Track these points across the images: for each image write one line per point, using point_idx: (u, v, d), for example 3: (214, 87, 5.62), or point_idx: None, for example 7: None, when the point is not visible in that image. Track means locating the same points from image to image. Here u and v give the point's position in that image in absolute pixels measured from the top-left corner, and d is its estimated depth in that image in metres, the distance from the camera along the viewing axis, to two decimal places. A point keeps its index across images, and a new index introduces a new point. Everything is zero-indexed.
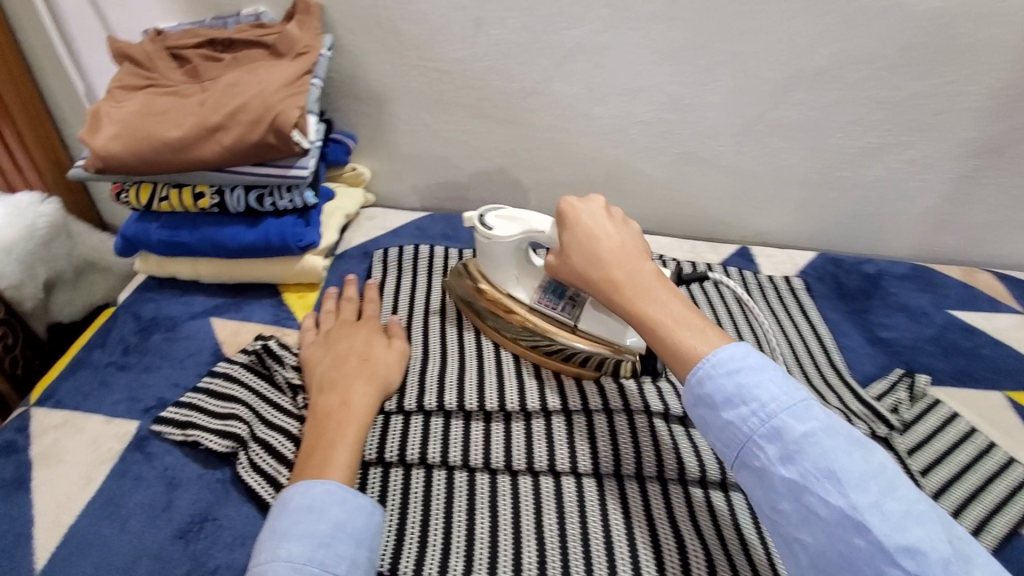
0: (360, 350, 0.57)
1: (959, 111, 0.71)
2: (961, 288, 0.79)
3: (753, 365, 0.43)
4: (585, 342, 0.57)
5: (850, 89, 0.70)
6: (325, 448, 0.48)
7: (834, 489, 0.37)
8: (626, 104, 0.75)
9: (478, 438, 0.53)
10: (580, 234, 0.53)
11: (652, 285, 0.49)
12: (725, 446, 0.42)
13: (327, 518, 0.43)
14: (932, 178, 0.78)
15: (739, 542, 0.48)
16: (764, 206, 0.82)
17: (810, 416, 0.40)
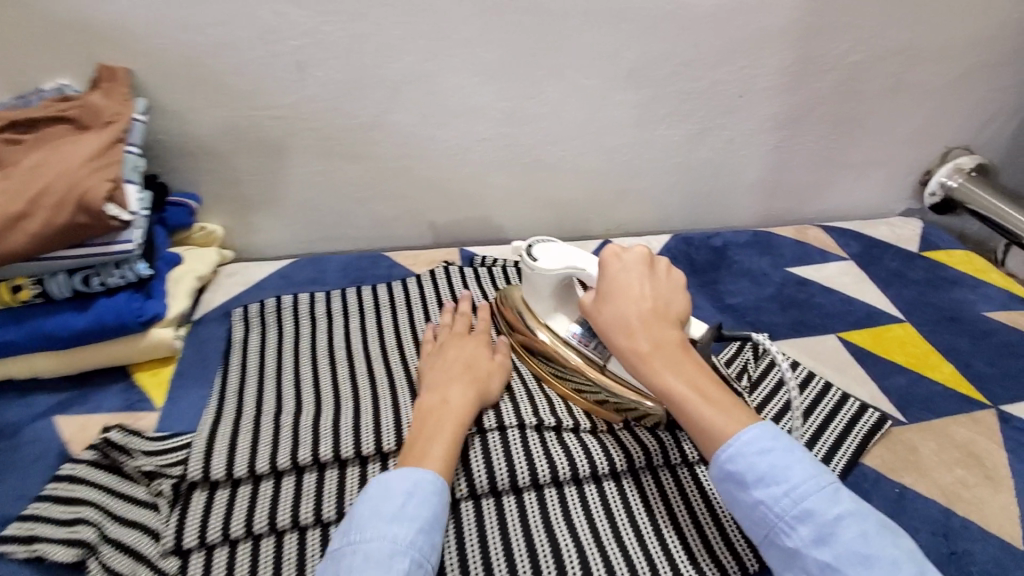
0: (474, 360, 0.61)
1: (757, 92, 0.82)
2: (793, 245, 0.88)
3: (776, 448, 0.48)
4: (616, 385, 0.59)
5: (659, 84, 0.79)
6: (423, 442, 0.52)
7: (860, 567, 0.42)
8: (465, 124, 0.77)
9: (353, 485, 0.53)
10: (619, 298, 0.56)
11: (676, 356, 0.53)
12: (756, 525, 0.47)
13: (414, 502, 0.47)
14: (747, 153, 0.89)
15: (602, 531, 0.53)
16: (616, 199, 0.90)
17: (837, 501, 0.45)
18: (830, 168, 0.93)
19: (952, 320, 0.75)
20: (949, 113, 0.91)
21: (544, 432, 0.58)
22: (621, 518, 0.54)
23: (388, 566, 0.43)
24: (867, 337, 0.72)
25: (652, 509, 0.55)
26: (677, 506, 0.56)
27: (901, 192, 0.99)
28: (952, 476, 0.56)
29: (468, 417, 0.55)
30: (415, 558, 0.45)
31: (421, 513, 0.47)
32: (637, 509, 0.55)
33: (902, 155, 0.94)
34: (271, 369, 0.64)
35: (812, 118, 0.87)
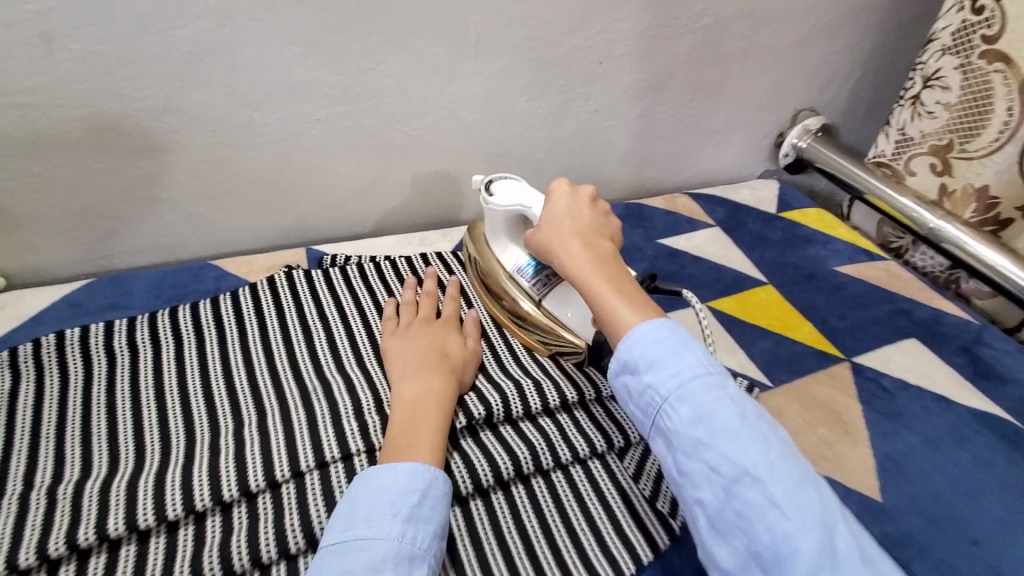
0: (445, 340, 0.58)
1: (616, 58, 0.79)
2: (663, 216, 0.87)
3: (673, 339, 0.46)
4: (548, 322, 0.61)
5: (512, 52, 0.72)
6: (409, 434, 0.47)
7: (732, 447, 0.40)
8: (290, 104, 0.66)
9: (160, 560, 0.42)
10: (554, 218, 0.58)
11: (602, 264, 0.53)
12: (642, 411, 0.45)
13: (423, 497, 0.44)
14: (612, 124, 0.86)
15: (468, 562, 0.45)
16: (484, 179, 0.83)
17: (720, 389, 0.43)
18: (692, 134, 0.93)
19: (808, 278, 0.77)
20: (794, 75, 0.94)
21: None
22: (490, 541, 0.47)
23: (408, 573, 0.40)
24: (734, 303, 0.72)
25: (523, 524, 0.48)
26: (551, 517, 0.49)
27: (759, 154, 1.02)
28: (814, 437, 0.56)
29: (451, 403, 0.51)
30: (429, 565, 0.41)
31: (436, 514, 0.43)
32: (508, 527, 0.48)
33: (757, 118, 0.96)
34: (51, 421, 0.50)
35: (672, 84, 0.85)
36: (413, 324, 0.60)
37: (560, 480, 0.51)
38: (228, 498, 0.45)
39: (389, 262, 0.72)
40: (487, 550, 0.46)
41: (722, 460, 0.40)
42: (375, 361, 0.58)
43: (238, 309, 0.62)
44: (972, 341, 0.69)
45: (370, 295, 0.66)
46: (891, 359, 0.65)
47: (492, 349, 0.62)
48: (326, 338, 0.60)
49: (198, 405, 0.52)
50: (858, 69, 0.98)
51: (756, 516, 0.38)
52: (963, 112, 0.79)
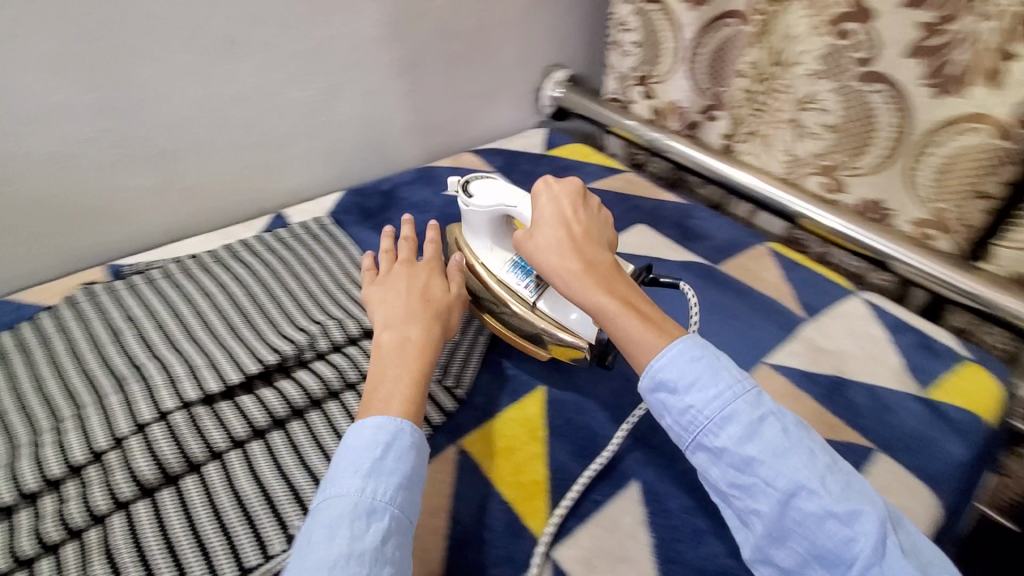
0: (423, 284, 0.64)
1: (368, 42, 0.90)
2: (449, 173, 1.01)
3: (703, 356, 0.51)
4: (545, 324, 0.62)
5: (265, 49, 0.80)
6: (376, 397, 0.53)
7: (786, 467, 0.46)
8: (49, 127, 0.69)
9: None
10: (551, 222, 0.60)
11: (615, 285, 0.57)
12: (684, 428, 0.50)
13: (387, 453, 0.48)
14: (385, 101, 0.97)
15: (290, 467, 0.54)
16: (275, 169, 0.90)
17: (758, 405, 0.49)
18: (461, 99, 1.07)
19: None
20: (532, 39, 1.11)
21: (215, 404, 0.57)
22: (308, 447, 0.56)
23: (359, 531, 0.44)
24: None
25: (337, 426, 0.57)
26: (362, 417, 0.58)
27: (527, 108, 1.19)
28: None
29: (439, 343, 0.58)
30: (384, 522, 0.45)
31: (399, 466, 0.48)
32: (324, 433, 0.57)
33: (515, 78, 1.13)
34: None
35: (429, 59, 0.98)
36: (400, 270, 0.66)
37: (368, 390, 0.61)
38: (54, 475, 0.50)
39: (197, 258, 0.77)
40: (306, 454, 0.55)
41: (776, 476, 0.46)
42: (187, 340, 0.64)
43: (40, 331, 0.65)
44: (683, 216, 0.91)
45: (179, 289, 0.71)
46: (624, 241, 0.84)
47: (299, 306, 0.69)
48: (136, 331, 0.64)
49: (10, 416, 0.56)
50: (586, 26, 1.18)
51: (815, 522, 0.44)
52: (648, 50, 0.99)
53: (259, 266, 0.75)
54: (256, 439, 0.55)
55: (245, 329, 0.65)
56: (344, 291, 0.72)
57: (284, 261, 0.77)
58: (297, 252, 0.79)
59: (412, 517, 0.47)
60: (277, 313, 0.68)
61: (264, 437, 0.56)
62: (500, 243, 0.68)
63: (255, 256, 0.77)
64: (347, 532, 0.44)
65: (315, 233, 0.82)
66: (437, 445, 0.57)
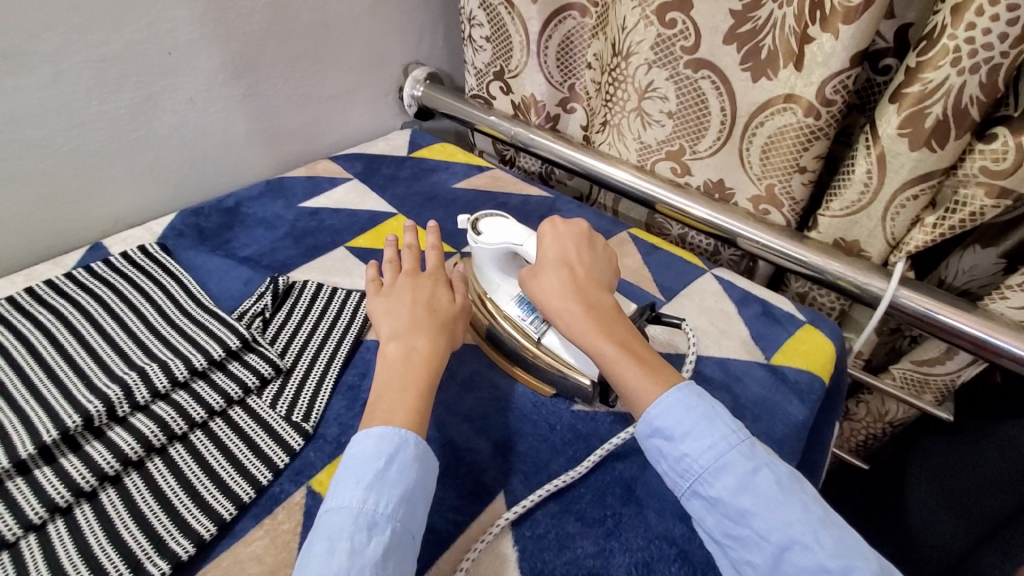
0: (429, 289, 0.61)
1: (185, 45, 0.80)
2: (303, 182, 0.93)
3: (702, 407, 0.49)
4: (544, 357, 0.59)
5: (52, 54, 0.69)
6: (382, 415, 0.49)
7: (778, 516, 0.44)
8: None
9: None
10: (556, 260, 0.58)
11: (615, 326, 0.55)
12: (679, 477, 0.48)
13: (390, 465, 0.46)
14: (219, 107, 0.87)
15: (96, 546, 0.46)
16: (89, 191, 0.80)
17: (754, 457, 0.47)
18: (312, 103, 1.00)
19: (432, 199, 0.92)
20: (383, 36, 1.05)
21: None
22: (122, 519, 0.48)
23: (359, 552, 0.42)
24: (368, 238, 0.82)
25: (159, 487, 0.50)
26: (192, 472, 0.51)
27: (389, 109, 1.14)
28: None
29: (441, 356, 0.55)
30: (385, 541, 0.43)
31: (404, 477, 0.46)
32: (143, 499, 0.49)
33: (370, 79, 1.08)
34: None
35: (266, 60, 0.90)
36: (400, 280, 0.62)
37: (200, 438, 0.54)
38: None
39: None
40: (120, 527, 0.47)
41: (772, 529, 0.44)
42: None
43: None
44: (549, 209, 0.91)
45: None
46: None
47: (116, 350, 0.60)
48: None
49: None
50: (441, 21, 1.14)
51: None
52: (501, 48, 0.98)
53: (67, 307, 0.65)
54: (56, 520, 0.47)
55: (42, 387, 0.55)
56: (173, 325, 0.64)
57: (99, 297, 0.66)
58: (117, 285, 0.68)
59: (417, 537, 0.45)
60: (86, 361, 0.58)
61: (67, 516, 0.48)
62: (505, 279, 0.64)
63: (62, 296, 0.66)
64: (346, 547, 0.42)
65: (139, 261, 0.73)
66: (283, 490, 0.52)
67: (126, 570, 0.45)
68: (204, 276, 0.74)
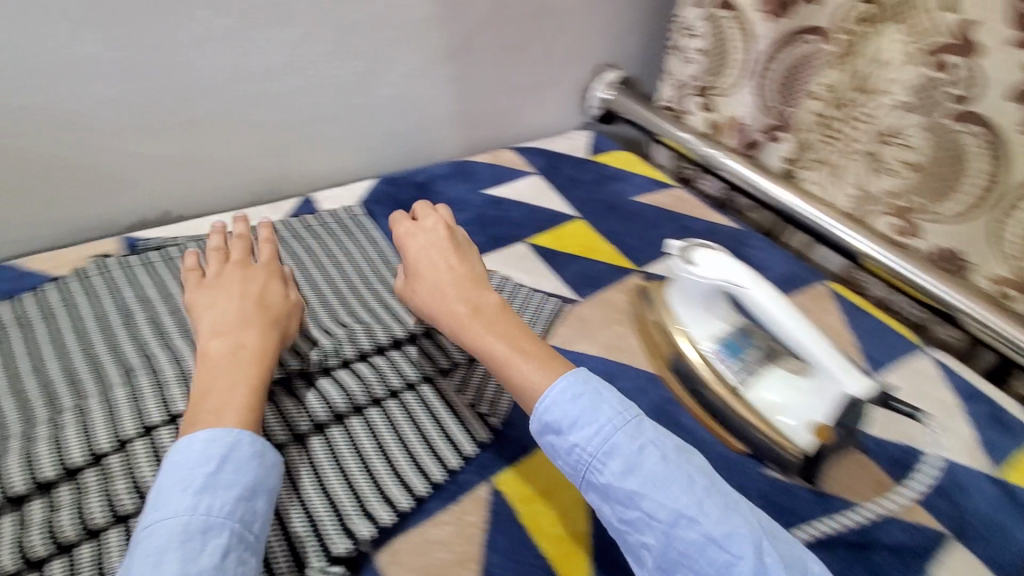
0: (251, 289, 0.57)
1: (416, 23, 0.82)
2: (489, 168, 0.94)
3: (585, 391, 0.50)
4: (755, 419, 0.57)
5: (309, 17, 0.73)
6: (219, 391, 0.47)
7: (663, 494, 0.45)
8: (66, 83, 0.62)
9: None
10: (436, 277, 0.61)
11: (492, 325, 0.57)
12: (573, 469, 0.49)
13: (207, 462, 0.42)
14: (430, 84, 0.90)
15: (308, 493, 0.49)
16: (310, 146, 0.82)
17: (640, 433, 0.48)
18: (506, 92, 1.01)
19: (613, 208, 0.89)
20: (587, 34, 1.05)
21: None
22: (329, 471, 0.50)
23: (202, 538, 0.39)
24: (549, 238, 0.82)
25: (361, 449, 0.52)
26: (389, 441, 0.53)
27: (573, 107, 1.12)
28: (609, 334, 0.68)
29: (274, 347, 0.52)
30: (235, 530, 0.41)
31: (238, 479, 0.43)
32: (346, 456, 0.51)
33: (563, 74, 1.06)
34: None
35: (479, 45, 0.91)
36: (262, 258, 0.63)
37: (396, 407, 0.56)
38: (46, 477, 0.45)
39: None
40: (329, 479, 0.50)
41: (659, 508, 0.45)
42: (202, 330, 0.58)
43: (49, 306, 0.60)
44: (736, 244, 0.85)
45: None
46: None
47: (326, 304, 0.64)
48: (148, 318, 0.59)
49: (4, 402, 0.50)
50: (642, 26, 1.11)
51: (698, 554, 0.43)
52: (715, 57, 0.94)
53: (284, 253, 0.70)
54: (272, 455, 0.50)
55: None
56: (373, 290, 0.67)
57: (310, 250, 0.72)
58: (326, 241, 0.74)
59: (261, 525, 0.43)
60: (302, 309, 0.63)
61: (281, 453, 0.50)
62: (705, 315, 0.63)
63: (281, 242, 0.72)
64: (175, 557, 0.38)
65: (347, 221, 0.77)
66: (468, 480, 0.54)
67: (334, 526, 0.48)
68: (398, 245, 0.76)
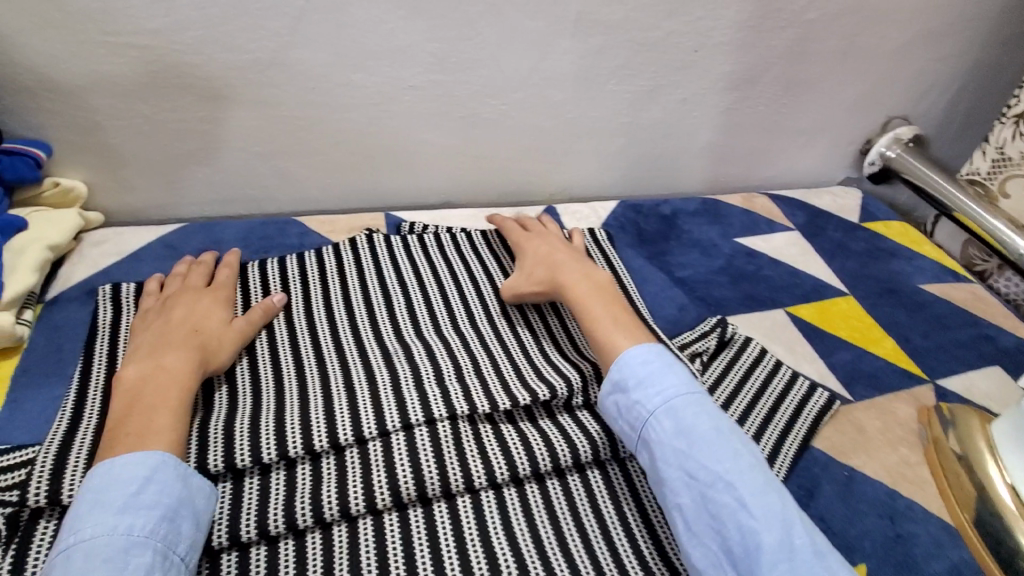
0: (196, 321, 0.53)
1: (713, 47, 0.75)
2: (742, 214, 0.84)
3: (658, 360, 0.52)
4: None
5: (611, 31, 0.70)
6: (141, 413, 0.45)
7: (708, 455, 0.46)
8: (385, 68, 0.65)
9: (253, 501, 0.44)
10: (544, 254, 0.64)
11: (586, 291, 0.59)
12: (629, 425, 0.50)
13: (636, 359, 0.52)
14: (701, 114, 0.82)
15: (546, 540, 0.46)
16: (561, 156, 0.81)
17: (698, 400, 0.50)
18: (778, 133, 0.89)
19: (891, 292, 0.75)
20: (891, 81, 0.89)
21: (478, 425, 0.50)
22: (567, 521, 0.47)
23: (172, 530, 0.40)
24: (813, 311, 0.70)
25: (599, 507, 0.49)
26: (628, 507, 0.49)
27: (843, 160, 0.97)
28: (895, 455, 0.55)
29: (193, 382, 0.48)
30: (158, 550, 0.39)
31: (625, 373, 0.52)
32: (584, 509, 0.48)
33: (845, 122, 0.92)
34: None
35: (766, 79, 0.82)
36: (177, 289, 0.57)
37: (635, 470, 0.52)
38: (318, 448, 0.46)
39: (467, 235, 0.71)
40: (566, 531, 0.47)
41: (703, 469, 0.46)
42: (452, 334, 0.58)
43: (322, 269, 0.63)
44: None
45: (448, 266, 0.66)
46: (973, 384, 0.64)
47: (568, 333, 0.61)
48: (405, 305, 0.60)
49: (285, 354, 0.54)
50: (959, 80, 0.93)
51: (728, 516, 0.44)
52: None
53: None
54: (512, 486, 0.48)
55: (510, 339, 0.59)
56: None
57: None
58: None
59: (186, 550, 0.40)
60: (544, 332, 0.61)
61: (521, 487, 0.49)
62: None
63: None
64: None
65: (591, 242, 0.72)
66: None
67: None
68: (642, 281, 0.70)
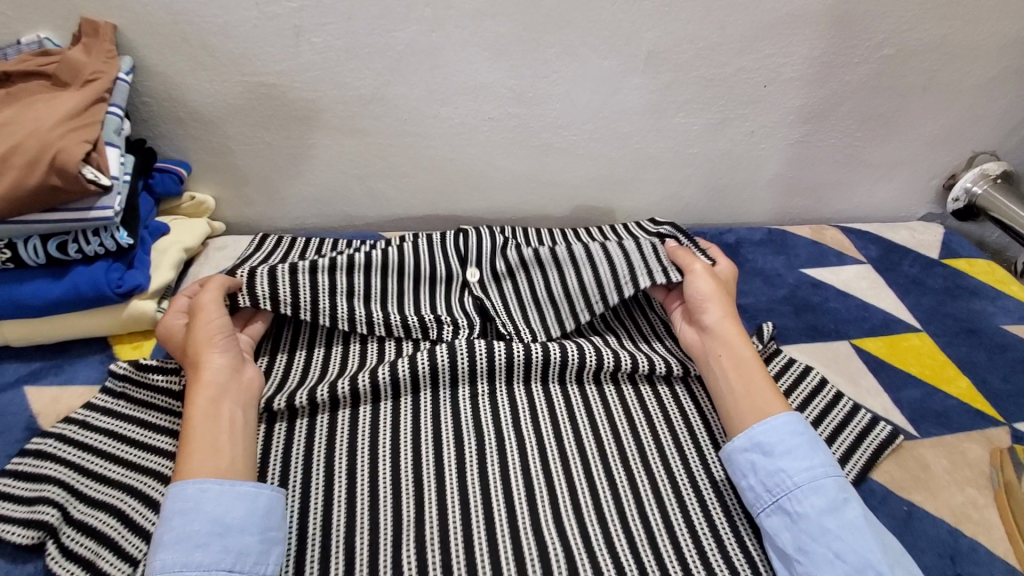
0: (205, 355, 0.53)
1: (782, 82, 0.77)
2: (810, 246, 0.84)
3: (802, 435, 0.52)
4: None
5: (679, 68, 0.74)
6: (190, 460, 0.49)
7: (856, 539, 0.46)
8: (469, 102, 0.73)
9: (345, 424, 0.55)
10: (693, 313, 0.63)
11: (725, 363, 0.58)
12: (767, 490, 0.50)
13: (782, 426, 0.52)
14: (770, 147, 0.84)
15: (568, 447, 0.56)
16: (626, 185, 0.85)
17: (840, 485, 0.50)
18: (850, 166, 0.88)
19: (970, 332, 0.72)
20: (978, 116, 0.86)
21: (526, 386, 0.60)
22: (586, 430, 0.57)
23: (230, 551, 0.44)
24: (882, 346, 0.68)
25: (615, 424, 0.58)
26: (648, 442, 0.57)
27: (922, 194, 0.94)
28: (958, 495, 0.54)
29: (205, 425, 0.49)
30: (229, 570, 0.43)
31: (778, 443, 0.51)
32: (600, 416, 0.58)
33: (927, 155, 0.90)
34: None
35: (839, 114, 0.82)
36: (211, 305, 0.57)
37: (648, 392, 0.61)
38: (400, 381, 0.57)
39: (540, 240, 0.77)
40: (580, 483, 0.53)
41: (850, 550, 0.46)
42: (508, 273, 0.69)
43: None
44: None
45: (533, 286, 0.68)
46: None
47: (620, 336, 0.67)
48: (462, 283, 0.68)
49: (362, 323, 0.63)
50: None
51: None
52: None
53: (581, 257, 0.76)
54: (542, 384, 0.60)
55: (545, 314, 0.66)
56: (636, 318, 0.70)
57: None
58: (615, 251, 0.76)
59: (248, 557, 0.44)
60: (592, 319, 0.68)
61: (548, 387, 0.60)
62: None
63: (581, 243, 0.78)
64: None
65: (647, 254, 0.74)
66: None
67: None
68: None
